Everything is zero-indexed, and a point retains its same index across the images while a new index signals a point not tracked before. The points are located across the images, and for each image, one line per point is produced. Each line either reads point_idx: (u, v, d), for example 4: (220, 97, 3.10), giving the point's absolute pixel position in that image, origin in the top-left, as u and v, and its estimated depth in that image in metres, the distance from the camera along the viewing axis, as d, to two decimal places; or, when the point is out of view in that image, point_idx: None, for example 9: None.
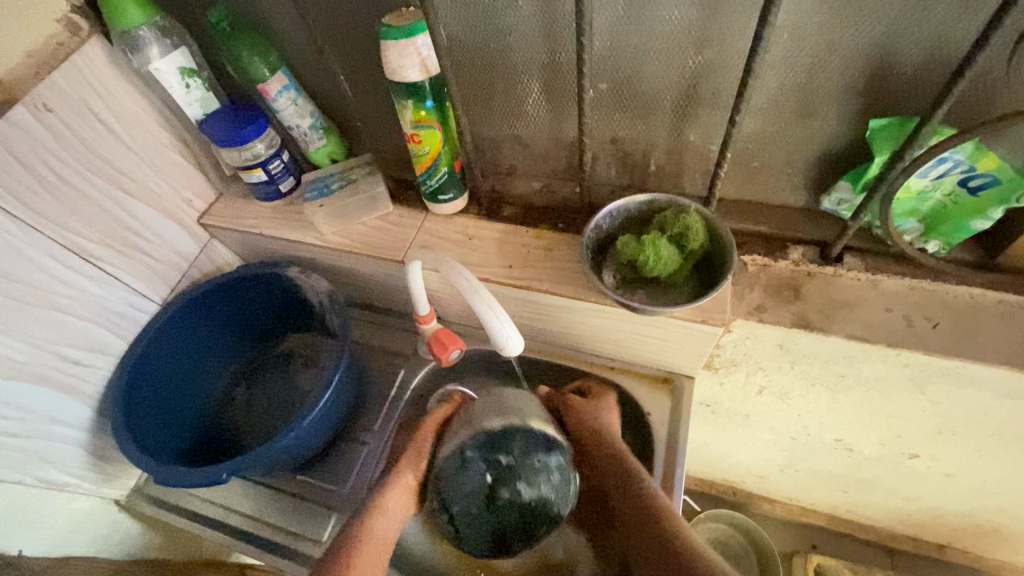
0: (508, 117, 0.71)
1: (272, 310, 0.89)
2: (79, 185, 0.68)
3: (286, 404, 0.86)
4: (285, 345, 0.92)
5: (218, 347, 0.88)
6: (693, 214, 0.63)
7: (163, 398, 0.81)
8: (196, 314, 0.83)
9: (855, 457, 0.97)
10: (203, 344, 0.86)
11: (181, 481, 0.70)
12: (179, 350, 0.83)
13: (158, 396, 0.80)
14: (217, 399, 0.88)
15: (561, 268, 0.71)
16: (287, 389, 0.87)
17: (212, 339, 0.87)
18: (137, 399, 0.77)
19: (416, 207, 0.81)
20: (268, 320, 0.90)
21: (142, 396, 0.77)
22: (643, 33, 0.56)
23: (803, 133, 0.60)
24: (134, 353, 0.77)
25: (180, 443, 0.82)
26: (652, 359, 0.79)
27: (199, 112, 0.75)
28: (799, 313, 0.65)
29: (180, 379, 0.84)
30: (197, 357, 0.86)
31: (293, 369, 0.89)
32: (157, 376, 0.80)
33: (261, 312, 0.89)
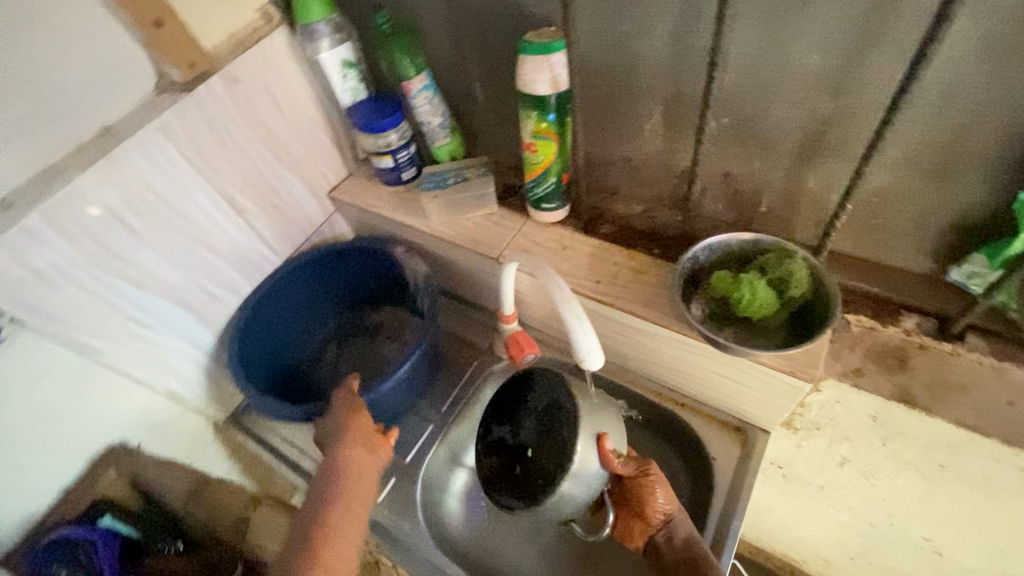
0: (623, 139, 0.73)
1: (369, 283, 0.97)
2: (244, 150, 0.80)
3: (366, 371, 0.93)
4: (370, 316, 1.00)
5: (322, 307, 0.98)
6: (799, 261, 0.62)
7: (267, 342, 0.92)
8: (309, 273, 0.93)
9: (943, 564, 0.87)
10: (309, 301, 0.96)
11: (270, 411, 0.78)
12: (291, 300, 0.93)
13: (267, 336, 0.91)
14: (310, 353, 0.97)
15: (649, 293, 0.72)
16: (368, 356, 0.95)
17: (314, 298, 0.96)
18: (251, 336, 0.87)
19: (519, 213, 0.86)
20: (365, 288, 0.99)
21: (254, 331, 0.88)
22: (777, 73, 0.56)
23: (937, 198, 0.57)
24: (256, 292, 0.87)
25: (275, 383, 0.92)
26: (727, 402, 0.77)
27: (349, 99, 0.85)
28: (901, 386, 0.61)
29: (284, 328, 0.94)
30: (302, 312, 0.96)
31: (378, 339, 0.97)
32: (268, 321, 0.91)
33: (359, 282, 0.98)
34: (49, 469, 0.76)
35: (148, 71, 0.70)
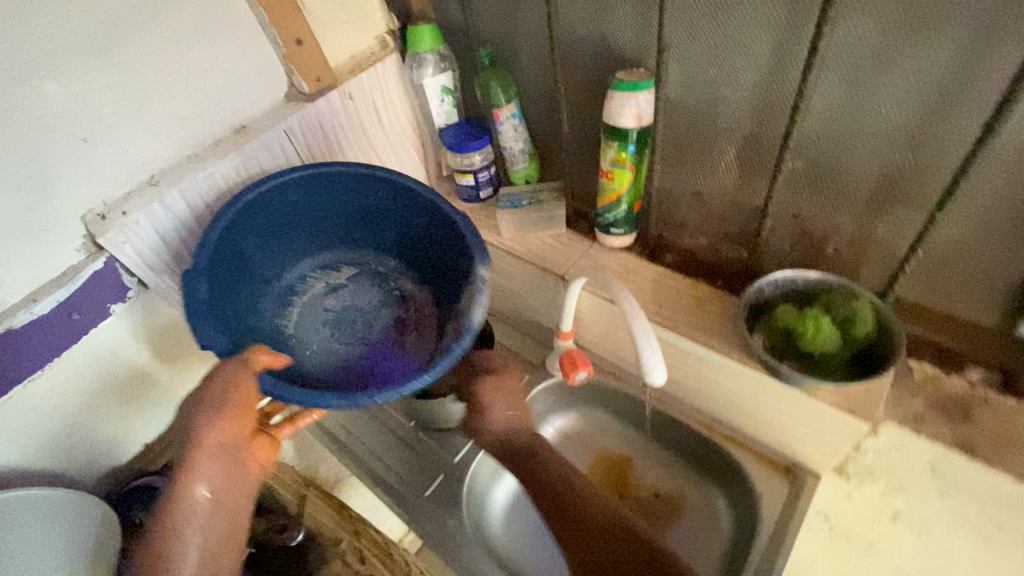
0: (696, 175, 0.78)
1: (443, 282, 0.84)
2: (348, 158, 0.90)
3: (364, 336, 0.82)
4: (415, 291, 0.86)
5: (327, 237, 0.86)
6: (865, 302, 0.64)
7: (267, 230, 0.79)
8: (375, 196, 0.82)
9: None
10: (313, 218, 0.83)
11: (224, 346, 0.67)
12: (292, 210, 0.80)
13: (239, 241, 0.75)
14: (300, 281, 0.85)
15: (711, 322, 0.75)
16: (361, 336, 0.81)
17: (382, 242, 0.87)
18: (270, 251, 0.81)
19: (587, 237, 0.91)
20: (398, 244, 0.87)
21: (236, 239, 0.75)
22: (855, 123, 0.61)
23: (1010, 252, 0.59)
24: (245, 202, 0.73)
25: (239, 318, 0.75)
26: (779, 441, 0.78)
27: (443, 121, 0.94)
28: (962, 436, 0.62)
29: (283, 242, 0.82)
30: (307, 232, 0.84)
31: (402, 315, 0.84)
32: (266, 228, 0.79)
33: (420, 245, 0.85)
34: (77, 391, 0.74)
35: (282, 81, 0.81)
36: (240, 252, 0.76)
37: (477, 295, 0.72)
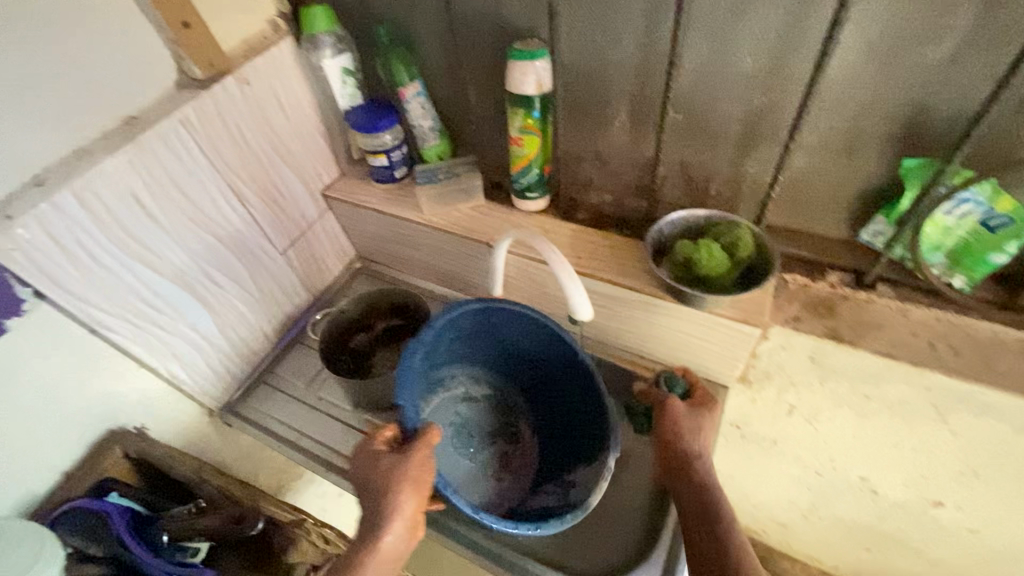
0: (595, 136, 0.86)
1: (558, 427, 0.94)
2: (251, 146, 0.87)
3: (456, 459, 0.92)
4: (516, 417, 0.97)
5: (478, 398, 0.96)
6: (744, 229, 0.75)
7: (487, 342, 0.92)
8: (555, 354, 0.88)
9: (879, 502, 1.00)
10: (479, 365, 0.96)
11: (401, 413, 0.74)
12: (521, 333, 0.89)
13: (445, 341, 0.87)
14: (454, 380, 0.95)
15: (624, 265, 0.83)
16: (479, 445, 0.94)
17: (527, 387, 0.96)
18: (462, 344, 0.91)
19: (505, 205, 0.96)
20: (505, 431, 0.96)
21: (450, 336, 0.86)
22: (719, 75, 0.71)
23: (845, 171, 0.72)
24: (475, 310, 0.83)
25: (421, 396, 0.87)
26: (693, 363, 0.89)
27: (347, 104, 0.95)
28: (830, 326, 0.74)
29: (466, 346, 0.92)
30: (470, 362, 0.95)
31: (502, 444, 0.95)
32: (466, 335, 0.89)
33: (563, 429, 0.93)
34: None
35: (168, 69, 0.77)
36: (442, 350, 0.88)
37: (611, 450, 0.81)
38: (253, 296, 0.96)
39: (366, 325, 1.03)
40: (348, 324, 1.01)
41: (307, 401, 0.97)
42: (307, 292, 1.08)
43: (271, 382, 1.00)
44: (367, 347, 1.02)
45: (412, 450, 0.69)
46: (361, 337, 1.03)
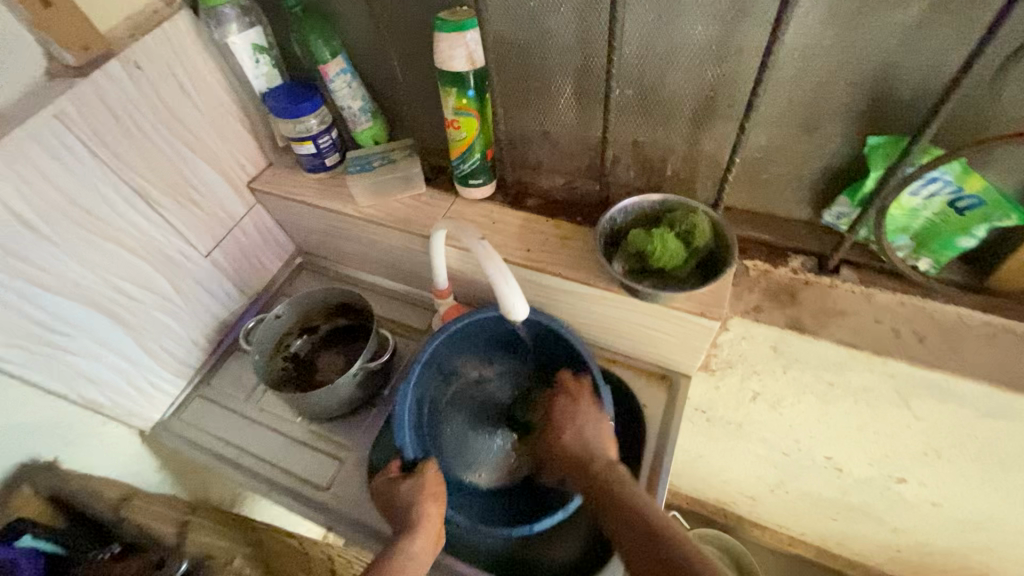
0: (539, 114, 0.78)
1: None
2: (154, 141, 0.77)
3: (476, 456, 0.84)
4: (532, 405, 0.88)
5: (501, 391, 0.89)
6: (701, 214, 0.69)
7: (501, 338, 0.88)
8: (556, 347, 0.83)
9: (843, 479, 1.00)
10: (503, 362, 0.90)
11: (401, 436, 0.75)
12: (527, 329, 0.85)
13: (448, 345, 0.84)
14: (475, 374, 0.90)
15: (575, 256, 0.77)
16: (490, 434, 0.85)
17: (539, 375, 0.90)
18: (472, 342, 0.88)
19: (448, 192, 0.88)
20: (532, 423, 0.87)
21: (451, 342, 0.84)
22: (667, 44, 0.63)
23: (807, 149, 0.66)
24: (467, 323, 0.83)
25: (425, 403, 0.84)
26: (653, 354, 0.85)
27: (263, 85, 0.85)
28: (792, 316, 0.70)
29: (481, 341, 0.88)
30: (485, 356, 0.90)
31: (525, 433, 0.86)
32: (475, 334, 0.86)
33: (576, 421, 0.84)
34: None
35: (36, 54, 0.66)
36: (448, 356, 0.86)
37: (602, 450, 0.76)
38: (178, 305, 0.88)
39: (312, 327, 0.96)
40: (287, 327, 0.94)
41: (246, 415, 0.90)
42: (244, 294, 1.00)
43: (208, 395, 0.93)
44: (311, 350, 0.94)
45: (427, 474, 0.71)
46: (304, 340, 0.95)
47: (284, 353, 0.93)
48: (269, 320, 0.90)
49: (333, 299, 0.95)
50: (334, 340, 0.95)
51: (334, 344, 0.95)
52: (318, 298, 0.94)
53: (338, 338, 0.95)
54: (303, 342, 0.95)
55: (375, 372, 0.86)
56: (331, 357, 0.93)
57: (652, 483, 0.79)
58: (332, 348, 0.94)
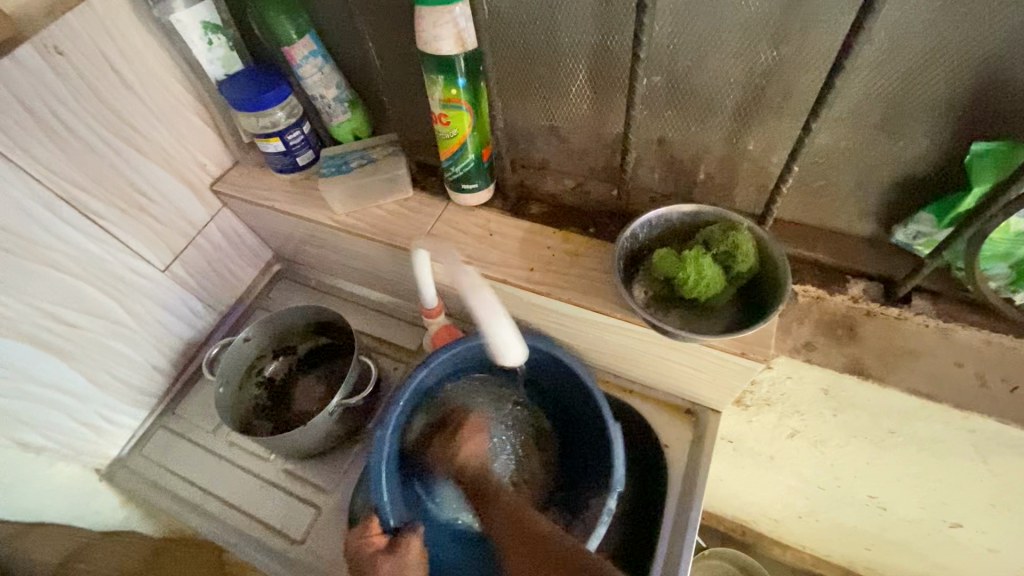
0: (546, 106, 0.65)
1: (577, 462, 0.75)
2: (89, 142, 0.65)
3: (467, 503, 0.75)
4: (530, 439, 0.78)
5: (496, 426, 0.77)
6: (744, 233, 0.56)
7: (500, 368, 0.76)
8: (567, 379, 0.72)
9: (885, 517, 0.89)
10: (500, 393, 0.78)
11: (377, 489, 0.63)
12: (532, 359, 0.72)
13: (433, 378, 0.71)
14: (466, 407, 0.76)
15: (588, 277, 0.65)
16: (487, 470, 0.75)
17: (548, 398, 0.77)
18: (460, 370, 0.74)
19: (438, 196, 0.76)
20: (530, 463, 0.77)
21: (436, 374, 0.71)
22: (711, 19, 0.50)
23: (882, 153, 0.53)
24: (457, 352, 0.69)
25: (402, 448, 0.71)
26: (676, 387, 0.73)
27: (219, 71, 0.72)
28: (853, 357, 0.57)
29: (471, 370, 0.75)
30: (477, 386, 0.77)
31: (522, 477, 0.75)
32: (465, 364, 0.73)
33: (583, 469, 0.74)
34: None
35: None
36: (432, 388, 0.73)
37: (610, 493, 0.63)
38: (132, 329, 0.77)
39: (289, 348, 0.85)
40: (260, 350, 0.83)
41: (214, 450, 0.80)
42: (212, 310, 0.89)
43: (172, 426, 0.83)
44: (288, 376, 0.83)
45: (410, 551, 0.58)
46: (279, 364, 0.84)
47: (256, 380, 0.83)
48: (236, 344, 0.78)
49: (310, 318, 0.83)
50: (313, 364, 0.84)
51: (314, 369, 0.84)
52: (294, 317, 0.83)
53: (318, 361, 0.84)
54: (278, 366, 0.84)
55: (358, 407, 0.75)
56: (311, 385, 0.83)
57: (675, 540, 0.68)
58: (312, 373, 0.83)
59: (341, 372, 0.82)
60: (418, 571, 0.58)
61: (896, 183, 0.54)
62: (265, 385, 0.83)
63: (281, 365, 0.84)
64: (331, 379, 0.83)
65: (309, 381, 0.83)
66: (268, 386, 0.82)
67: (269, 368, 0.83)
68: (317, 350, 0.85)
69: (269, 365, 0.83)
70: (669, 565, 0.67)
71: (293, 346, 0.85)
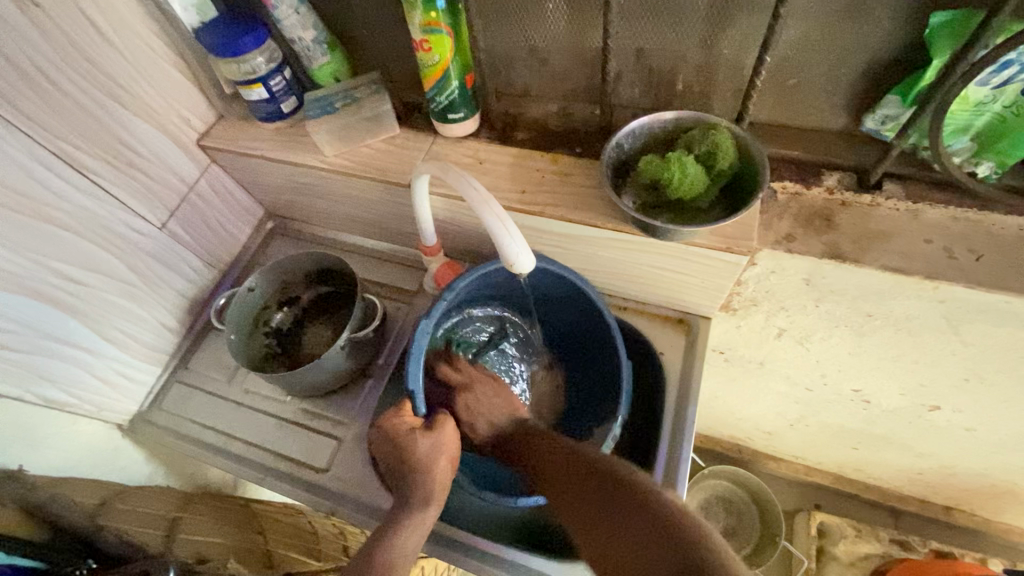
0: (525, 27, 0.66)
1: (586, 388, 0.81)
2: (74, 96, 0.65)
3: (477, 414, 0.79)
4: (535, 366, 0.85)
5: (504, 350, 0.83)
6: (723, 131, 0.59)
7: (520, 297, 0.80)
8: (577, 307, 0.76)
9: (870, 410, 0.95)
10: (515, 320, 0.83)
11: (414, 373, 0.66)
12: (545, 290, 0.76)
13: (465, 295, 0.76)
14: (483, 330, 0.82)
15: (578, 194, 0.67)
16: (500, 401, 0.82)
17: (552, 330, 0.83)
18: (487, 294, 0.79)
19: (425, 132, 0.77)
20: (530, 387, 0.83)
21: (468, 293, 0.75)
22: None
23: (850, 41, 0.55)
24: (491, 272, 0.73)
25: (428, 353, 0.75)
26: (668, 297, 0.77)
27: (195, 18, 0.72)
28: (830, 244, 0.61)
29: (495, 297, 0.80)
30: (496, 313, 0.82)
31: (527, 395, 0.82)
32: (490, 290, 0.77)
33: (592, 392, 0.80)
34: None
35: None
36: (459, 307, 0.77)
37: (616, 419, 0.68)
38: (137, 286, 0.79)
39: (293, 298, 0.87)
40: (265, 301, 0.85)
41: (231, 397, 0.83)
42: (212, 268, 0.90)
43: (187, 380, 0.86)
44: (295, 324, 0.86)
45: (444, 432, 0.64)
46: (285, 314, 0.86)
47: (264, 330, 0.85)
48: (241, 294, 0.81)
49: (313, 265, 0.84)
50: (317, 311, 0.87)
51: (319, 316, 0.86)
52: (296, 268, 0.85)
53: (323, 309, 0.87)
54: (284, 316, 0.86)
55: (366, 341, 0.78)
56: (317, 331, 0.85)
57: (677, 435, 0.73)
58: (315, 320, 0.86)
59: (345, 316, 0.85)
60: (449, 447, 0.65)
61: (863, 70, 0.57)
62: (274, 335, 0.85)
63: (287, 315, 0.86)
64: (335, 322, 0.85)
65: (316, 329, 0.86)
66: (277, 335, 0.85)
67: (274, 318, 0.86)
68: (319, 298, 0.87)
69: (275, 315, 0.86)
70: (671, 458, 0.72)
71: (296, 296, 0.87)
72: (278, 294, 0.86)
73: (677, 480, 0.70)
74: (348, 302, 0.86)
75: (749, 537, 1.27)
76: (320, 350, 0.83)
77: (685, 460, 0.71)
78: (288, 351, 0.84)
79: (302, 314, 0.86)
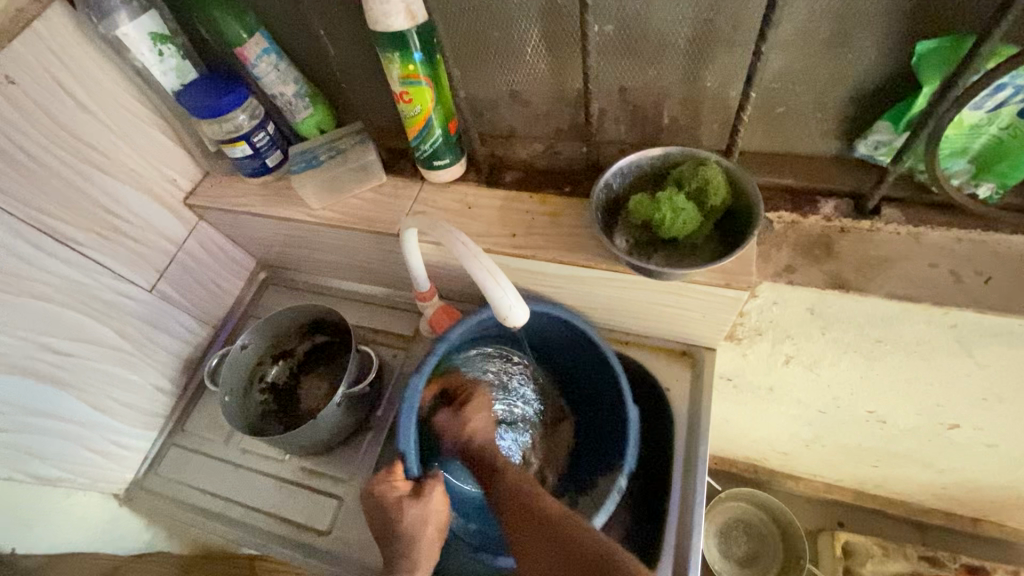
0: (505, 71, 0.65)
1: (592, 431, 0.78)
2: (54, 169, 0.64)
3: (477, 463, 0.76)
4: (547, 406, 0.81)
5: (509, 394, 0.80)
6: (713, 166, 0.58)
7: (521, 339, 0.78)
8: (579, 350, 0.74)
9: (886, 429, 0.92)
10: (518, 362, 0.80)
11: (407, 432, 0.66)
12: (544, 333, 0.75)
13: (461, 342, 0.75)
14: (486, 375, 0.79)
15: (569, 235, 0.66)
16: None
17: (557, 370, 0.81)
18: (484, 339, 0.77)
19: (411, 178, 0.76)
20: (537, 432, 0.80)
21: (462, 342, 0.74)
22: None
23: (835, 70, 0.54)
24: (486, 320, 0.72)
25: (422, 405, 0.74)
26: (670, 331, 0.75)
27: (175, 82, 0.71)
28: (832, 273, 0.59)
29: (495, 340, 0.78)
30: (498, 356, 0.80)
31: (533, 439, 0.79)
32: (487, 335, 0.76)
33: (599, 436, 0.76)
34: None
35: None
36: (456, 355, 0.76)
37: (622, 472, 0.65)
38: (129, 351, 0.77)
39: (287, 351, 0.85)
40: (261, 356, 0.83)
41: (228, 459, 0.81)
42: (205, 325, 0.89)
43: (183, 443, 0.84)
44: (292, 377, 0.84)
45: (433, 498, 0.63)
46: (281, 368, 0.84)
47: (261, 386, 0.83)
48: (234, 353, 0.79)
49: (305, 318, 0.83)
50: (314, 362, 0.85)
51: (318, 366, 0.84)
52: (288, 320, 0.83)
53: (320, 360, 0.84)
54: (280, 370, 0.84)
55: (363, 395, 0.76)
56: (315, 383, 0.83)
57: (690, 472, 0.70)
58: (315, 372, 0.84)
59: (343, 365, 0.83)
60: (439, 514, 0.63)
61: (850, 97, 0.56)
62: (271, 390, 0.83)
63: (283, 368, 0.84)
64: (334, 373, 0.83)
65: (315, 380, 0.83)
66: (274, 390, 0.83)
67: (271, 372, 0.84)
68: (316, 347, 0.85)
69: (271, 369, 0.84)
70: (685, 500, 0.69)
71: (291, 348, 0.85)
72: (273, 348, 0.84)
73: (692, 523, 0.67)
74: (343, 350, 0.84)
75: (771, 561, 1.23)
76: (319, 403, 0.81)
77: (701, 496, 0.69)
78: (287, 406, 0.82)
79: (298, 366, 0.84)
